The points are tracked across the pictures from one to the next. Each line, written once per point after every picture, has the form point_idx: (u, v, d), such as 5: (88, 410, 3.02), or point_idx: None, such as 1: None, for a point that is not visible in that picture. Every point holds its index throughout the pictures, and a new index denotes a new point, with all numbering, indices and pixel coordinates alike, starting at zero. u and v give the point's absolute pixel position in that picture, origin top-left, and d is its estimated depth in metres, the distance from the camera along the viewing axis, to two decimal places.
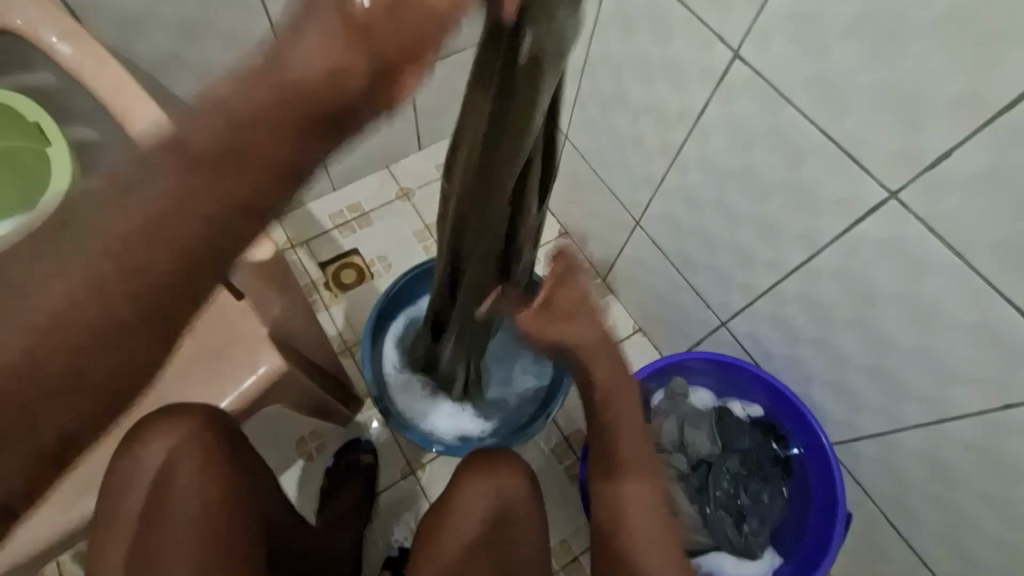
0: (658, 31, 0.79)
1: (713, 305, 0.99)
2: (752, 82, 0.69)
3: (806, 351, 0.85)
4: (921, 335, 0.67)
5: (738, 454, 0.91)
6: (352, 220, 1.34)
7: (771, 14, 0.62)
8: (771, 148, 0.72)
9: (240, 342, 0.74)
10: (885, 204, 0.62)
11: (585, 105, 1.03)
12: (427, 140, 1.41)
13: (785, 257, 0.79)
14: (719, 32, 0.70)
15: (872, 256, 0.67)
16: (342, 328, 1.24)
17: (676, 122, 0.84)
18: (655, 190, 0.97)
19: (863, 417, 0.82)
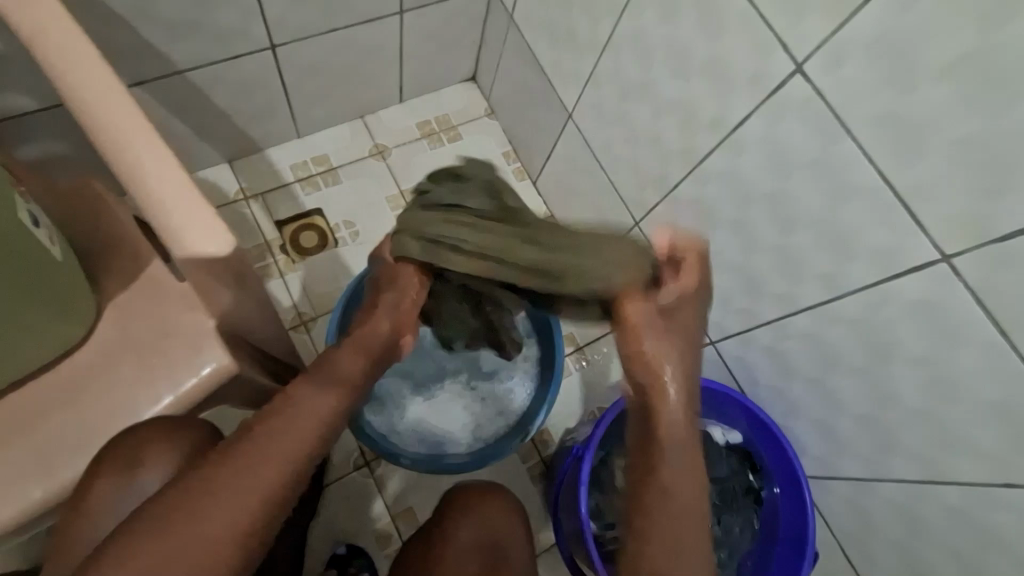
0: (705, 21, 0.69)
1: (704, 323, 0.94)
2: (809, 102, 0.62)
3: (797, 386, 0.82)
4: (931, 397, 0.65)
5: (715, 484, 0.90)
6: (318, 175, 1.19)
7: (851, 33, 0.55)
8: (813, 179, 0.65)
9: (184, 339, 0.64)
10: (933, 265, 0.58)
11: (599, 87, 0.92)
12: (408, 93, 1.25)
13: (799, 294, 0.75)
14: (784, 39, 0.61)
15: (898, 313, 0.64)
16: (298, 299, 1.11)
17: (704, 129, 0.76)
18: (665, 195, 0.89)
19: (843, 457, 0.80)
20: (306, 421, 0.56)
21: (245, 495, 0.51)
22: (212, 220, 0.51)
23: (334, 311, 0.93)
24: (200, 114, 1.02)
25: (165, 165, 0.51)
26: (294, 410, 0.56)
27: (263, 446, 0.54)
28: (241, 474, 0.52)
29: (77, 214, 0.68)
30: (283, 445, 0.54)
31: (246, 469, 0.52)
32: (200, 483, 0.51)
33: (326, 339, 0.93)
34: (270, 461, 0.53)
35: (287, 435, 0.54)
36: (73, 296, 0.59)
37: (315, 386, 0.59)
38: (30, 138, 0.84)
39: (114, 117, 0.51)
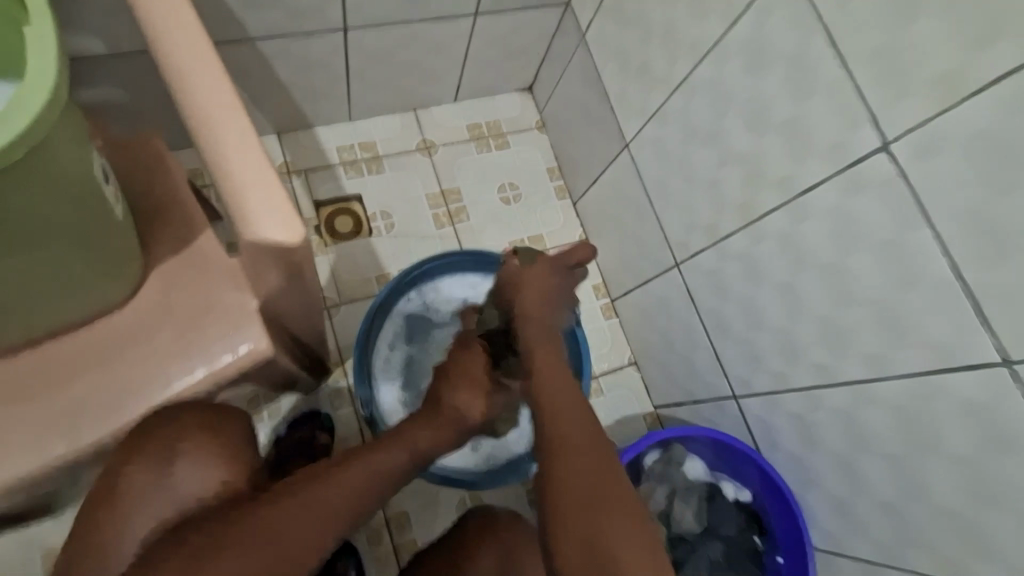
0: (793, 82, 0.69)
1: (730, 375, 0.93)
2: (889, 183, 0.62)
3: (818, 457, 0.82)
4: (963, 495, 0.65)
5: (720, 541, 0.89)
6: (362, 161, 1.18)
7: (950, 125, 0.55)
8: (878, 258, 0.65)
9: (226, 315, 0.63)
10: (995, 369, 0.57)
11: (663, 125, 0.91)
12: (464, 93, 1.24)
13: (839, 369, 0.74)
14: (877, 115, 0.61)
15: (947, 408, 0.63)
16: (324, 283, 1.10)
17: (770, 188, 0.76)
18: (713, 243, 0.88)
19: (853, 536, 0.80)
20: (343, 500, 0.53)
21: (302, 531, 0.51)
22: (284, 208, 0.50)
23: (386, 289, 0.94)
24: (260, 84, 1.01)
25: (246, 142, 0.49)
26: (336, 482, 0.54)
27: (329, 485, 0.54)
28: (300, 516, 0.51)
29: (134, 171, 0.67)
30: (321, 519, 0.52)
31: (314, 504, 0.52)
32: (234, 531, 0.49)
33: (367, 311, 0.93)
34: (339, 507, 0.53)
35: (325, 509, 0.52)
36: (123, 258, 0.58)
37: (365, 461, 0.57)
38: (92, 81, 0.82)
39: (201, 86, 0.50)
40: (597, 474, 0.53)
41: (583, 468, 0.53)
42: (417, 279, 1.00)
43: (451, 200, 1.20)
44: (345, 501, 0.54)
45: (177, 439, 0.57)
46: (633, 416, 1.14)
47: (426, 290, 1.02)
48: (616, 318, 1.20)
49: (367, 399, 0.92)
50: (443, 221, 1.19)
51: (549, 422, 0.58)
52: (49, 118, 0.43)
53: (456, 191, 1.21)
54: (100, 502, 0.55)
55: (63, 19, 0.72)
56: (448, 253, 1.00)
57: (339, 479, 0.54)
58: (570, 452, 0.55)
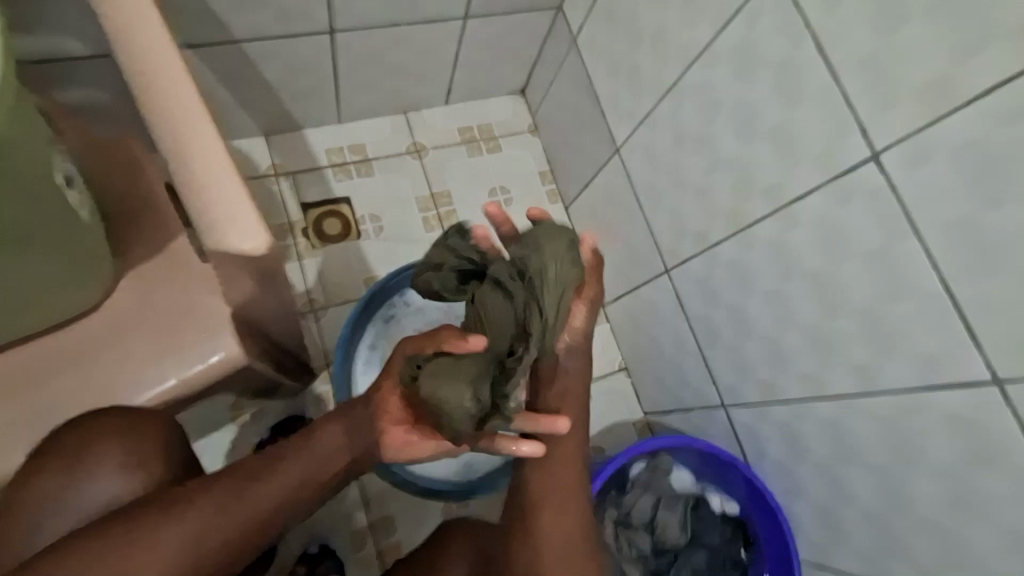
0: (782, 88, 0.67)
1: (719, 384, 0.92)
2: (878, 192, 0.60)
3: (806, 469, 0.80)
4: (950, 512, 0.63)
5: (705, 551, 0.88)
6: (352, 163, 1.17)
7: (938, 134, 0.54)
8: (865, 268, 0.64)
9: (199, 320, 0.62)
10: (982, 385, 0.56)
11: (653, 130, 0.90)
12: (456, 96, 1.23)
13: (827, 380, 0.73)
14: (865, 123, 0.60)
15: (935, 425, 0.62)
16: (311, 286, 1.08)
17: (759, 196, 0.74)
18: (702, 250, 0.87)
19: (840, 550, 0.78)
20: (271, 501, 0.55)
21: (195, 537, 0.52)
22: (251, 216, 0.48)
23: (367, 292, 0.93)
24: (247, 85, 1.00)
25: (211, 148, 0.48)
26: (266, 481, 0.56)
27: (230, 488, 0.55)
28: (192, 522, 0.52)
29: (109, 172, 0.66)
30: (248, 522, 0.54)
31: (210, 508, 0.53)
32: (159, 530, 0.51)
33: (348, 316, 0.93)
34: (239, 513, 0.54)
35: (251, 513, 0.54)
36: (92, 264, 0.57)
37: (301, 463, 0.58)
38: (73, 82, 0.81)
39: (168, 91, 0.49)
40: (575, 518, 0.60)
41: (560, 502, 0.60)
42: (403, 283, 0.99)
43: (441, 203, 1.19)
44: (271, 504, 0.55)
45: (97, 437, 0.56)
46: (623, 422, 1.13)
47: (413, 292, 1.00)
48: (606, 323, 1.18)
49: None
50: (433, 225, 1.17)
51: (551, 451, 0.64)
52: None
53: (446, 194, 1.20)
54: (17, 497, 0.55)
55: (42, 19, 0.71)
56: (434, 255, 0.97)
57: (242, 482, 0.55)
58: (558, 489, 0.61)
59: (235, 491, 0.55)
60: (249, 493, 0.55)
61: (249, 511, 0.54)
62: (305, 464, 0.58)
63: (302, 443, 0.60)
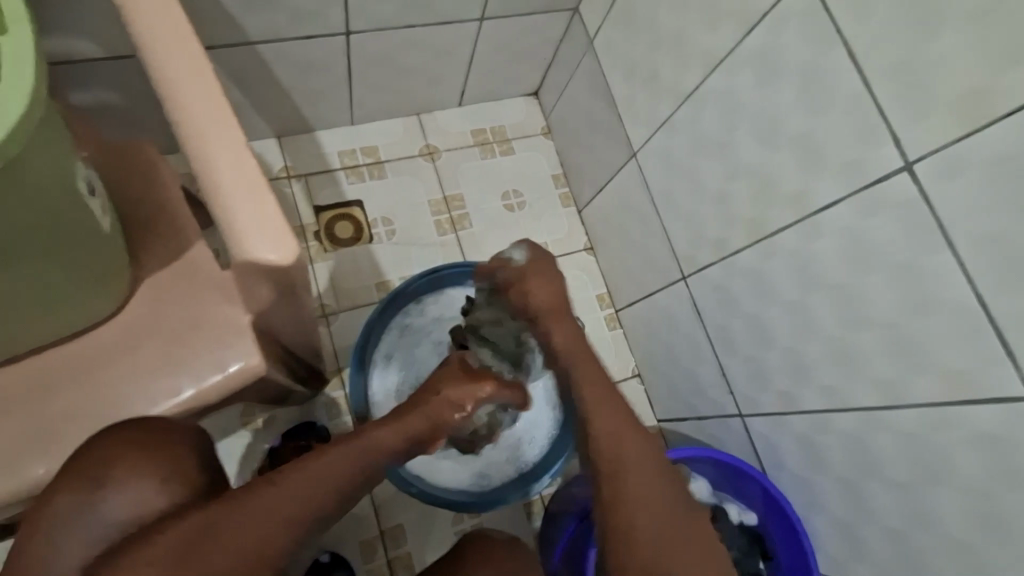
0: (809, 95, 0.66)
1: (736, 394, 0.91)
2: (909, 204, 0.59)
3: (827, 483, 0.79)
4: (977, 531, 0.62)
5: (726, 566, 0.85)
6: (364, 166, 1.16)
7: (974, 145, 0.53)
8: (894, 281, 0.62)
9: (217, 330, 0.61)
10: (1016, 402, 0.55)
11: (672, 135, 0.88)
12: (469, 98, 1.22)
13: (851, 393, 0.71)
14: (897, 132, 0.59)
15: (963, 442, 0.60)
16: (323, 290, 1.07)
17: (782, 204, 0.73)
18: (721, 258, 0.86)
19: (861, 565, 0.77)
20: (267, 520, 0.50)
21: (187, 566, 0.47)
22: (276, 224, 0.47)
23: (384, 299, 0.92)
24: (260, 87, 0.99)
25: (234, 156, 0.47)
26: (269, 496, 0.51)
27: (227, 512, 0.50)
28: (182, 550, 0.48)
29: (125, 177, 0.65)
30: (239, 550, 0.48)
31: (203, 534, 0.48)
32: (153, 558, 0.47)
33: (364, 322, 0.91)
34: (232, 540, 0.49)
35: (245, 534, 0.49)
36: (110, 273, 0.56)
37: (303, 479, 0.53)
38: (86, 84, 0.81)
39: (190, 96, 0.48)
40: (649, 491, 0.56)
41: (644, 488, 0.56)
42: (417, 291, 0.98)
43: (454, 206, 1.18)
44: (267, 524, 0.50)
45: (119, 453, 0.54)
46: None
47: (428, 300, 1.00)
48: (619, 328, 1.17)
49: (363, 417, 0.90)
50: (445, 228, 1.16)
51: (606, 445, 0.59)
52: (26, 129, 0.40)
53: (459, 197, 1.19)
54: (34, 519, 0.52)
55: (56, 20, 0.71)
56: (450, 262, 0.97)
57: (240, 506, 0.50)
58: (631, 474, 0.57)
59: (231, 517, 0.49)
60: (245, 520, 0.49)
61: (244, 538, 0.49)
62: (311, 485, 0.53)
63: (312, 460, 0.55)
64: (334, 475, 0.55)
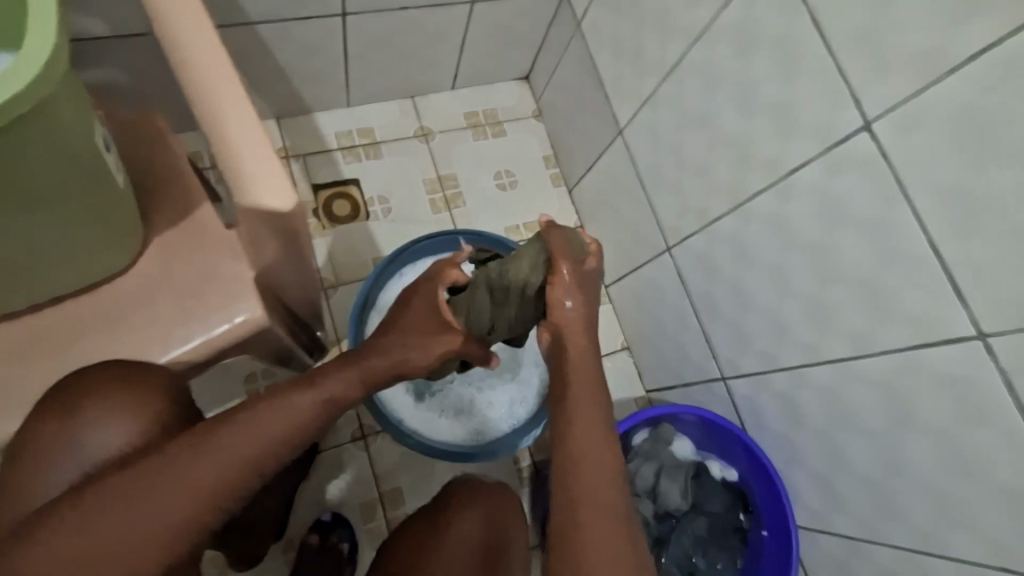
0: (779, 64, 0.70)
1: (718, 357, 0.95)
2: (871, 161, 0.63)
3: (803, 435, 0.83)
4: (938, 466, 0.67)
5: (705, 517, 0.91)
6: (360, 146, 1.19)
7: (927, 103, 0.57)
8: (859, 236, 0.67)
9: (223, 284, 0.65)
10: (968, 341, 0.60)
11: (656, 110, 0.92)
12: (462, 81, 1.25)
13: (822, 347, 0.76)
14: (859, 95, 0.63)
15: (923, 383, 0.65)
16: (322, 265, 1.11)
17: (758, 170, 0.77)
18: (703, 226, 0.90)
19: (835, 512, 0.82)
20: (220, 468, 0.53)
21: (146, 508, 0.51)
22: (281, 176, 0.51)
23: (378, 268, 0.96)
24: (260, 68, 1.03)
25: (241, 112, 0.51)
26: (216, 442, 0.53)
27: (180, 455, 0.53)
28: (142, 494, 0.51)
29: (134, 143, 0.69)
30: (194, 489, 0.52)
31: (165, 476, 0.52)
32: (119, 498, 0.51)
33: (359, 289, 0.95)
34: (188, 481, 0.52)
35: (198, 479, 0.52)
36: (122, 232, 0.60)
37: (253, 432, 0.54)
38: (93, 62, 0.84)
39: (198, 57, 0.52)
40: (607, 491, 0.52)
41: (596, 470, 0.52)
42: (415, 254, 1.02)
43: (448, 185, 1.22)
44: (222, 469, 0.53)
45: (97, 388, 0.58)
46: (624, 399, 1.16)
47: (420, 272, 1.03)
48: (609, 303, 1.21)
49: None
50: (440, 207, 1.20)
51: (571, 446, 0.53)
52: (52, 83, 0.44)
53: (453, 177, 1.22)
54: (20, 451, 0.55)
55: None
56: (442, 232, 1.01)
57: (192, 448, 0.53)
58: (584, 479, 0.52)
59: (184, 457, 0.52)
60: (199, 463, 0.52)
61: (200, 477, 0.52)
62: (260, 429, 0.55)
63: (261, 407, 0.56)
64: (286, 420, 0.56)
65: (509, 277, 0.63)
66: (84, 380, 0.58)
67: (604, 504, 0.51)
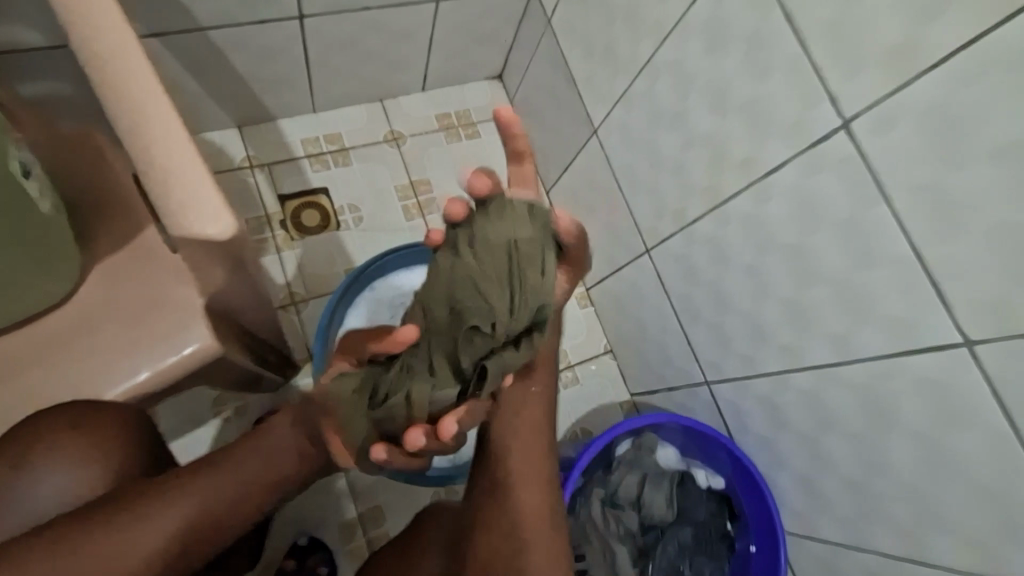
0: (753, 60, 0.67)
1: (701, 361, 0.92)
2: (848, 160, 0.61)
3: (788, 440, 0.81)
4: (924, 474, 0.65)
5: (692, 525, 0.89)
6: (329, 153, 1.15)
7: (903, 100, 0.55)
8: (838, 237, 0.64)
9: (172, 313, 0.62)
10: (954, 347, 0.57)
11: (629, 109, 0.89)
12: (432, 82, 1.21)
13: (804, 351, 0.73)
14: (834, 92, 0.60)
15: (906, 387, 0.63)
16: (291, 278, 1.07)
17: (733, 169, 0.75)
18: (681, 228, 0.87)
19: (822, 518, 0.80)
20: (194, 514, 0.55)
21: (124, 548, 0.52)
22: (217, 198, 0.48)
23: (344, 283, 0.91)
24: (216, 75, 0.98)
25: (170, 132, 0.47)
26: (203, 483, 0.56)
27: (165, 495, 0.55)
28: (127, 534, 0.52)
29: (70, 162, 0.64)
30: (172, 529, 0.54)
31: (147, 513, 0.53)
32: (87, 537, 0.52)
33: (324, 306, 0.90)
34: (171, 519, 0.54)
35: (171, 518, 0.54)
36: (53, 257, 0.56)
37: (226, 478, 0.57)
38: (31, 75, 0.79)
39: (121, 73, 0.48)
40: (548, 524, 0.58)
41: (544, 541, 0.56)
42: (385, 265, 0.98)
43: (422, 191, 1.18)
44: (200, 510, 0.55)
45: (54, 430, 0.56)
46: (609, 404, 1.14)
47: (387, 286, 1.00)
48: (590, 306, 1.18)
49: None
50: (413, 213, 1.16)
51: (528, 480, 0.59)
52: None
53: (426, 182, 1.19)
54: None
55: None
56: (413, 244, 0.98)
57: (179, 490, 0.56)
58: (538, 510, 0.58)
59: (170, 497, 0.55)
60: (185, 501, 0.55)
61: (184, 517, 0.54)
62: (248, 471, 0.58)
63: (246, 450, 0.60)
64: (270, 461, 0.59)
65: (495, 237, 0.53)
66: (37, 420, 0.56)
67: (546, 525, 0.57)
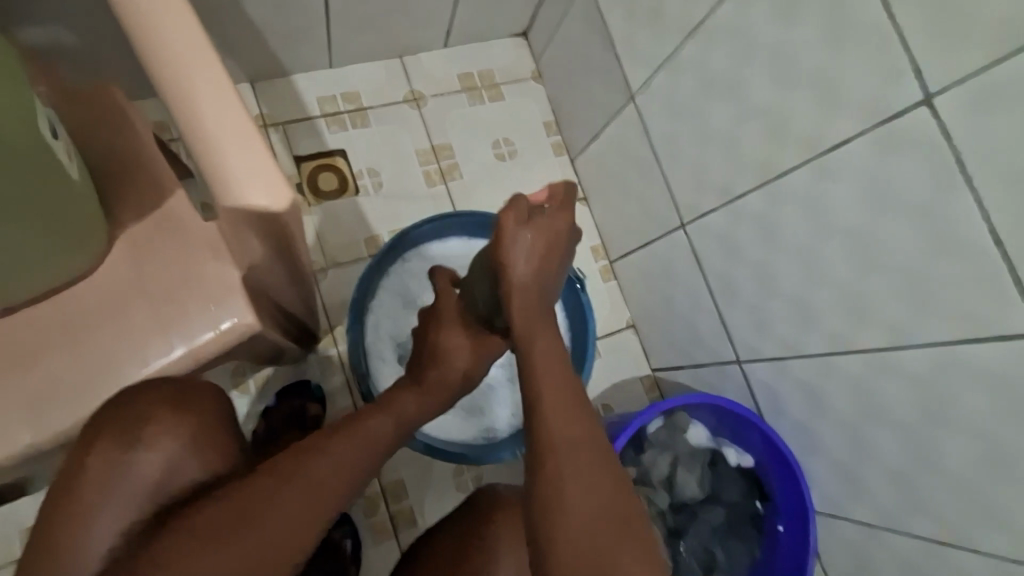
0: (828, 28, 0.63)
1: (735, 341, 0.91)
2: (929, 142, 0.57)
3: (825, 424, 0.81)
4: (972, 463, 0.64)
5: (722, 504, 0.91)
6: (346, 114, 1.09)
7: (998, 81, 0.51)
8: (907, 223, 0.62)
9: (206, 287, 0.59)
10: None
11: (676, 77, 0.84)
12: (455, 38, 1.14)
13: (853, 337, 0.72)
14: (922, 67, 0.56)
15: (967, 380, 0.62)
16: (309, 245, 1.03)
17: (793, 146, 0.71)
18: (725, 204, 0.84)
19: (855, 499, 0.80)
20: (339, 481, 0.54)
21: (281, 521, 0.50)
22: (273, 171, 0.45)
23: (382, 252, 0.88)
24: (229, 25, 0.91)
25: (223, 99, 0.44)
26: (335, 453, 0.55)
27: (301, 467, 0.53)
28: (280, 507, 0.51)
29: (87, 124, 0.61)
30: (322, 495, 0.53)
31: (293, 482, 0.52)
32: (241, 517, 0.49)
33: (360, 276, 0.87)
34: (318, 490, 0.53)
35: (321, 479, 0.53)
36: (76, 224, 0.52)
37: (353, 446, 0.57)
38: (33, 20, 0.72)
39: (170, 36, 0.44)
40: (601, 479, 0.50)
41: (580, 470, 0.51)
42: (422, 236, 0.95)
43: (443, 156, 1.13)
44: (342, 475, 0.55)
45: (142, 413, 0.54)
46: (631, 379, 1.13)
47: (417, 253, 0.97)
48: (614, 280, 1.16)
49: (365, 374, 0.89)
50: (435, 179, 1.11)
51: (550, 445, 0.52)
52: None
53: (447, 147, 1.13)
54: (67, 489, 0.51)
55: None
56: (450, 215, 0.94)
57: (316, 462, 0.54)
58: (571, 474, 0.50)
59: (314, 466, 0.54)
60: (330, 472, 0.54)
61: (331, 485, 0.54)
62: (369, 437, 0.59)
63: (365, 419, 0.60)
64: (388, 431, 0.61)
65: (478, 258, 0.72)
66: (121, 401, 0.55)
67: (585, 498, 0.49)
